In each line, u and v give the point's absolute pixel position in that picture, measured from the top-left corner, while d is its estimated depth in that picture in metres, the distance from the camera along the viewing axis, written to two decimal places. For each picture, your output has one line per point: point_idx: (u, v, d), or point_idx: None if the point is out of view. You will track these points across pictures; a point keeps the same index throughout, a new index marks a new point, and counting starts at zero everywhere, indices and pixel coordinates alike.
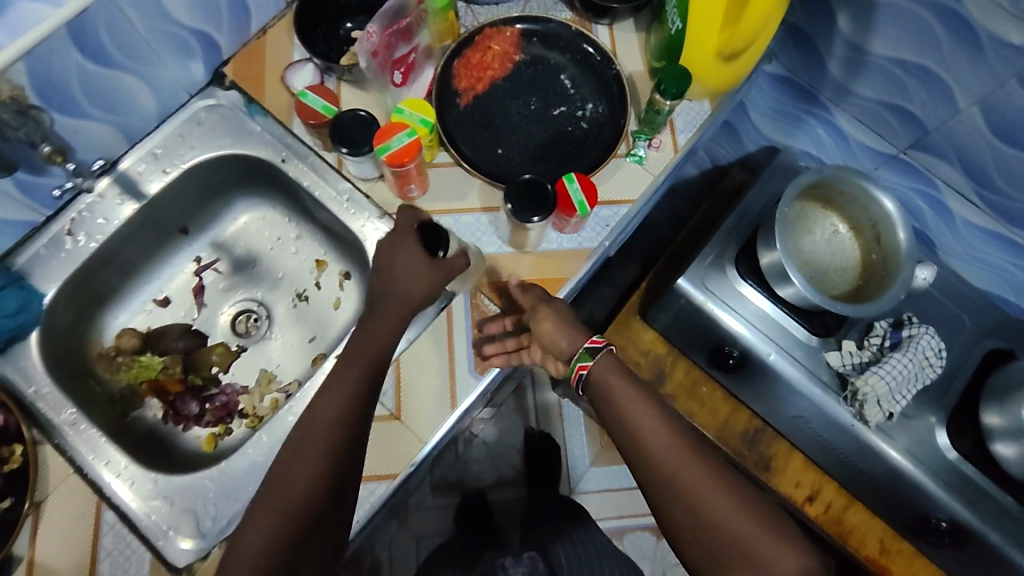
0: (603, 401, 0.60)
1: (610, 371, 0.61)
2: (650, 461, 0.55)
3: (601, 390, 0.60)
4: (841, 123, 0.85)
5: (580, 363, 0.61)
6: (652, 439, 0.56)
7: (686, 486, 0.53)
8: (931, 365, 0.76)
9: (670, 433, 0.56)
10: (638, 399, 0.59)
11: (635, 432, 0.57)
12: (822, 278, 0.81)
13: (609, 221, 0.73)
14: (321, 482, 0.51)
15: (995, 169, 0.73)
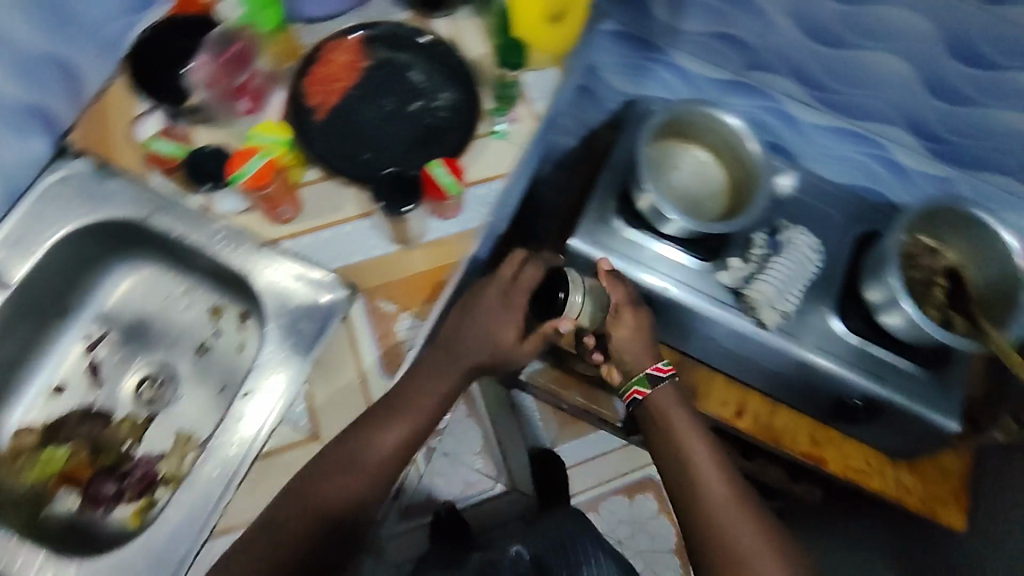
0: (657, 420, 0.77)
1: (670, 401, 0.78)
2: (687, 475, 0.73)
3: (658, 413, 0.77)
4: (682, 62, 0.90)
5: (638, 388, 0.78)
6: (699, 461, 0.73)
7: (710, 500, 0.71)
8: (809, 261, 0.84)
9: (715, 466, 0.73)
10: (690, 426, 0.76)
11: (661, 441, 0.76)
12: (698, 208, 0.88)
13: (487, 199, 0.75)
14: (360, 488, 0.62)
15: (823, 72, 0.81)
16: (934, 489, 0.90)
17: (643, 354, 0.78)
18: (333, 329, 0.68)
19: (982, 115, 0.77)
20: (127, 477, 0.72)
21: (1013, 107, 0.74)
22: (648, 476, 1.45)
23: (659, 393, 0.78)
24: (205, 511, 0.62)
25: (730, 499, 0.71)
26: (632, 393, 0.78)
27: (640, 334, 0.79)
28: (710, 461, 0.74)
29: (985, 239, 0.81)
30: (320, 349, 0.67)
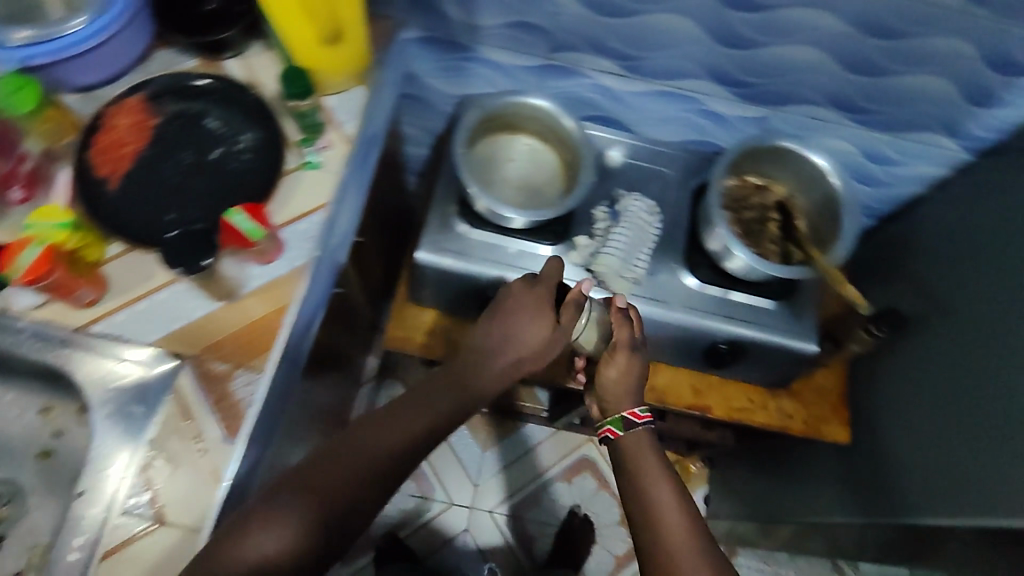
0: (626, 462, 0.72)
1: (643, 446, 0.73)
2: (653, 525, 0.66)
3: (627, 454, 0.72)
4: (491, 56, 0.90)
5: (610, 427, 0.74)
6: (664, 508, 0.66)
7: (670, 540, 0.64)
8: (648, 224, 0.87)
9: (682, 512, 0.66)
10: (659, 473, 0.70)
11: (629, 483, 0.70)
12: (539, 193, 0.88)
13: (309, 233, 0.73)
14: (383, 470, 0.62)
15: (619, 40, 0.82)
16: (816, 406, 0.94)
17: (623, 398, 0.75)
18: (163, 406, 0.66)
19: (771, 55, 0.79)
20: None
21: (792, 41, 0.76)
22: (584, 455, 1.49)
23: (629, 435, 0.73)
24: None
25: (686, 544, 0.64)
26: (604, 431, 0.75)
27: (629, 384, 0.75)
28: (673, 503, 0.67)
29: (802, 166, 0.85)
30: (154, 427, 0.65)
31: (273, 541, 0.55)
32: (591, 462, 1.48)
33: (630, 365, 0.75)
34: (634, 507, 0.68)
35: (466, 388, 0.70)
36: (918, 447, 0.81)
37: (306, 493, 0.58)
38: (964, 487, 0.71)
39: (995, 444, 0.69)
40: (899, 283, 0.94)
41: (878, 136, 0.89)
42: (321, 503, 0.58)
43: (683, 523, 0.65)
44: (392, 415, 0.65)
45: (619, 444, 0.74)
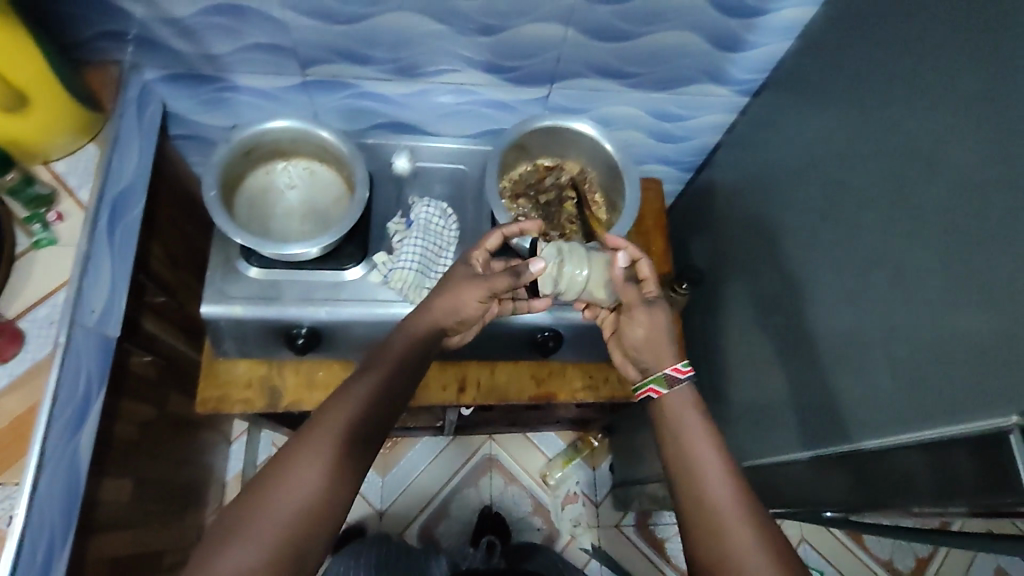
0: (666, 431, 0.62)
1: (686, 405, 0.63)
2: (704, 502, 0.57)
3: (670, 420, 0.63)
4: (245, 84, 0.83)
5: (654, 386, 0.65)
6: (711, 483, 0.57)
7: (723, 516, 0.56)
8: (445, 227, 0.85)
9: (729, 477, 0.58)
10: (707, 439, 0.60)
11: (676, 449, 0.61)
12: (325, 218, 0.83)
13: (53, 317, 0.68)
14: (369, 435, 0.58)
15: (368, 47, 0.78)
16: None
17: (662, 352, 0.67)
18: None
19: (521, 35, 0.77)
20: None
21: (536, 20, 0.74)
22: (486, 455, 1.50)
23: (675, 393, 0.64)
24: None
25: (754, 517, 0.56)
26: (645, 392, 0.66)
27: (667, 337, 0.68)
28: (722, 475, 0.58)
29: (582, 142, 0.86)
30: None
31: (252, 548, 0.51)
32: (493, 460, 1.50)
33: (657, 316, 0.68)
34: (678, 479, 0.60)
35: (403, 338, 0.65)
36: (761, 382, 0.83)
37: (271, 492, 0.53)
38: (792, 421, 0.76)
39: (808, 374, 0.73)
40: (725, 230, 0.97)
41: (658, 97, 0.90)
42: (294, 501, 0.53)
43: (726, 485, 0.57)
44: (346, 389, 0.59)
45: (660, 410, 0.64)
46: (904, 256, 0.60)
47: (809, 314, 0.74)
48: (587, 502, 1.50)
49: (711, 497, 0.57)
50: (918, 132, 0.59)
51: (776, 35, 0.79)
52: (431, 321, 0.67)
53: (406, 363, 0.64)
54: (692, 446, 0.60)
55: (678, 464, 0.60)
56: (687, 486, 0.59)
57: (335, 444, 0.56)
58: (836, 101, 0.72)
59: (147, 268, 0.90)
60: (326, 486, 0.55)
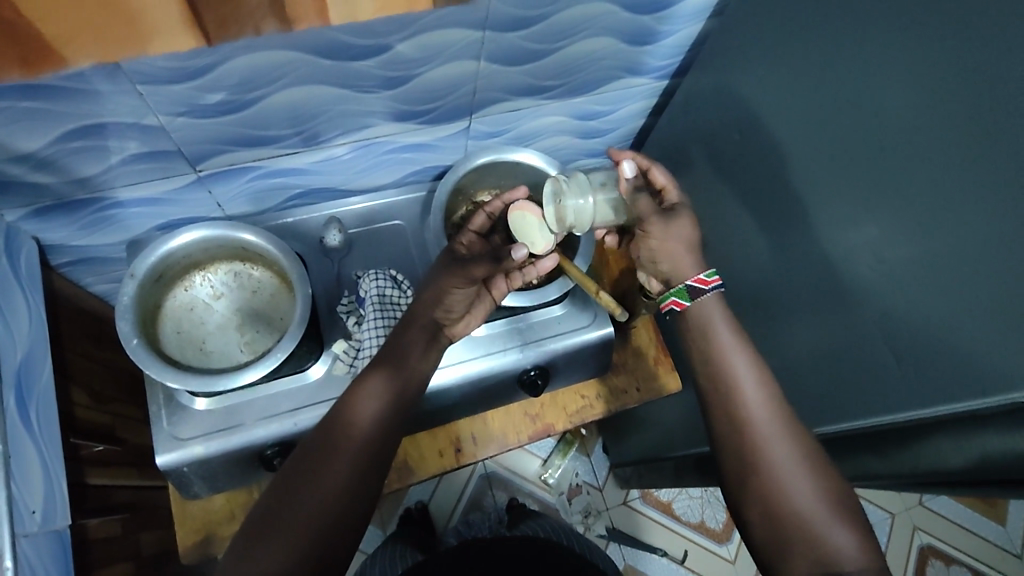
0: (696, 333, 0.66)
1: (715, 312, 0.65)
2: (726, 398, 0.62)
3: (696, 326, 0.66)
4: (130, 196, 0.73)
5: (676, 300, 0.66)
6: (735, 378, 0.62)
7: (750, 414, 0.60)
8: (397, 296, 0.79)
9: (751, 377, 0.62)
10: (734, 340, 0.64)
11: (705, 365, 0.64)
12: (269, 323, 0.74)
13: None
14: (376, 447, 0.63)
15: (264, 129, 0.70)
16: (641, 368, 0.95)
17: (685, 267, 0.66)
18: None
19: (427, 80, 0.71)
20: None
21: (441, 62, 0.69)
22: (481, 474, 1.48)
23: (706, 300, 0.65)
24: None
25: (777, 409, 0.60)
26: (669, 305, 0.67)
27: (692, 248, 0.67)
28: (752, 373, 0.62)
29: (519, 169, 0.84)
30: None
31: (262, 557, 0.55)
32: (491, 478, 1.48)
33: (676, 229, 0.67)
34: (702, 378, 0.64)
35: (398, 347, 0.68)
36: None
37: (290, 516, 0.57)
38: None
39: (783, 357, 0.73)
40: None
41: (580, 99, 0.87)
42: (301, 515, 0.57)
43: (754, 381, 0.62)
44: (353, 400, 0.64)
45: (693, 317, 0.66)
46: (861, 221, 0.59)
47: (780, 303, 0.72)
48: (591, 489, 1.52)
49: (733, 402, 0.61)
50: (849, 103, 0.59)
51: (684, 19, 0.77)
52: (421, 328, 0.69)
53: (410, 369, 0.68)
54: (717, 357, 0.64)
55: (707, 381, 0.64)
56: (712, 381, 0.63)
57: (341, 463, 0.61)
58: (758, 81, 0.71)
59: (79, 419, 0.80)
60: (330, 500, 0.59)
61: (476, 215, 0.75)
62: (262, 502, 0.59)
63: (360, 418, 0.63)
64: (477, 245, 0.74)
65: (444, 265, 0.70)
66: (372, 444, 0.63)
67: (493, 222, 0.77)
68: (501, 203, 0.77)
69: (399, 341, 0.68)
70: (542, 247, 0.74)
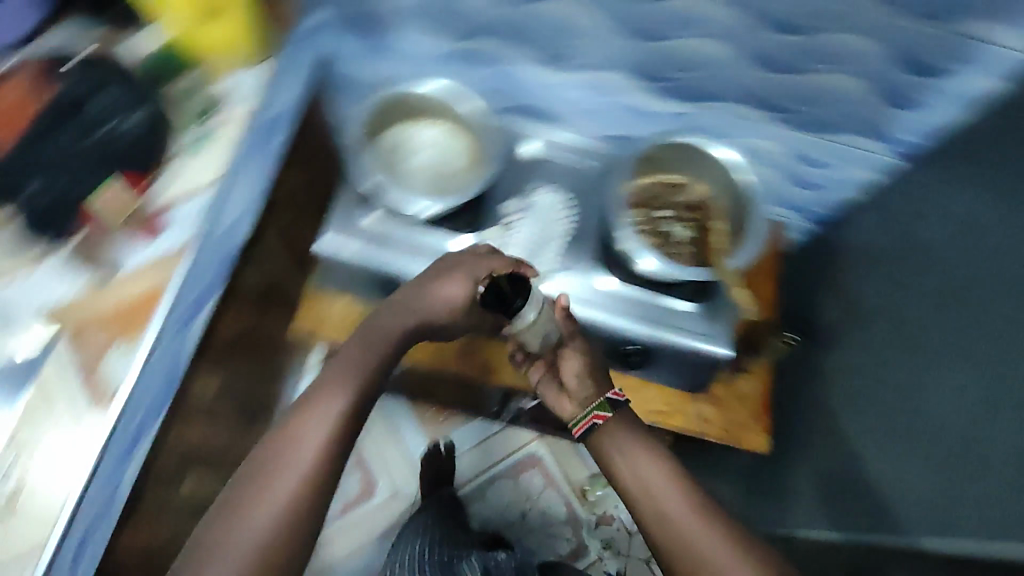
0: (607, 452, 0.71)
1: (614, 434, 0.71)
2: (679, 554, 0.62)
3: (603, 447, 0.71)
4: (405, 42, 0.87)
5: (598, 412, 0.72)
6: (680, 520, 0.64)
7: (700, 548, 0.61)
8: (561, 218, 0.87)
9: (672, 479, 0.67)
10: (645, 459, 0.69)
11: (637, 494, 0.67)
12: (445, 183, 0.84)
13: (194, 216, 0.72)
14: (346, 435, 0.65)
15: (525, 31, 0.80)
16: (734, 414, 0.95)
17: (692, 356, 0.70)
18: (30, 383, 0.65)
19: (674, 50, 0.78)
20: None
21: (696, 35, 0.75)
22: (533, 452, 1.46)
23: (616, 414, 0.72)
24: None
25: (709, 525, 0.63)
26: (592, 418, 0.72)
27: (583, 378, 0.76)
28: (660, 476, 0.67)
29: (716, 167, 0.83)
30: (20, 402, 0.64)
31: (287, 483, 0.60)
32: (536, 458, 1.45)
33: (581, 357, 0.77)
34: (635, 504, 0.67)
35: (421, 316, 0.70)
36: None
37: (295, 446, 0.62)
38: None
39: None
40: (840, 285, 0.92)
41: (803, 138, 0.89)
42: (262, 520, 0.58)
43: (678, 497, 0.65)
44: (308, 412, 0.64)
45: (604, 432, 0.71)
46: None
47: (929, 396, 0.69)
48: (621, 528, 1.41)
49: (661, 513, 0.65)
50: None
51: (945, 98, 0.74)
52: (415, 315, 0.70)
53: (357, 408, 0.66)
54: (618, 465, 0.69)
55: (667, 537, 0.64)
56: (642, 500, 0.67)
57: (318, 435, 0.63)
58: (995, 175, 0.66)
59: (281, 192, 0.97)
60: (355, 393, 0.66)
61: (644, 197, 0.86)
62: (227, 487, 0.61)
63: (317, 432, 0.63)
64: (647, 202, 0.86)
65: (475, 260, 0.72)
66: (367, 374, 0.68)
67: (653, 197, 0.86)
68: (649, 190, 0.86)
69: (354, 352, 0.69)
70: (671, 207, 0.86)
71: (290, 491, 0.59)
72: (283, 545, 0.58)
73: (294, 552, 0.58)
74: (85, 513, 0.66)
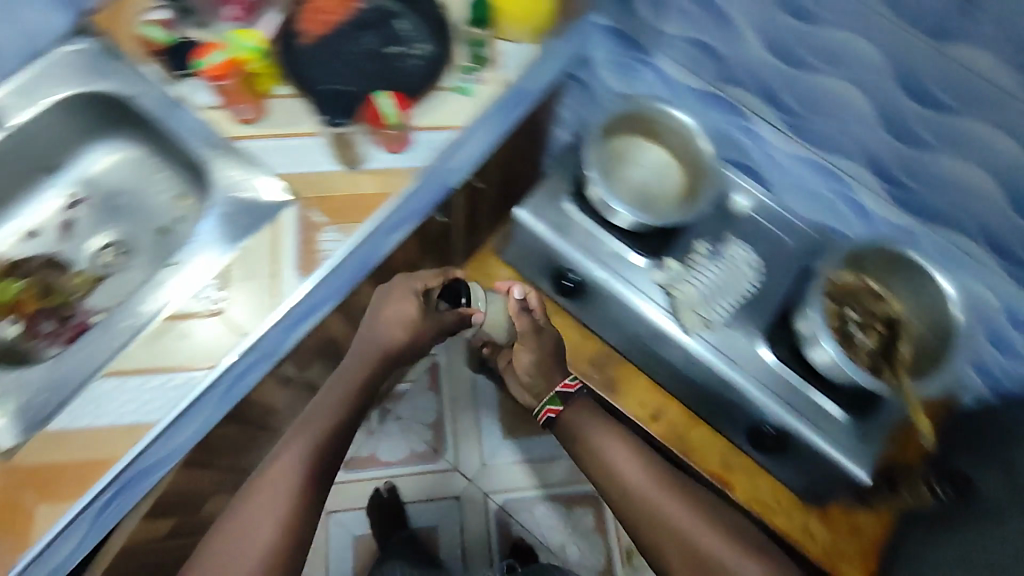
0: (574, 433, 0.93)
1: (579, 416, 0.93)
2: (631, 498, 0.86)
3: (570, 425, 0.93)
4: (664, 66, 0.91)
5: (550, 407, 0.94)
6: (627, 470, 0.88)
7: (650, 494, 0.86)
8: (746, 277, 0.84)
9: (639, 466, 0.88)
10: (608, 436, 0.91)
11: (590, 460, 0.91)
12: (647, 201, 0.87)
13: (437, 145, 0.79)
14: (315, 464, 0.81)
15: (788, 95, 0.81)
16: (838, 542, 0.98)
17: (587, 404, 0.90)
18: (260, 228, 0.73)
19: (933, 162, 0.76)
20: (67, 320, 0.78)
21: (966, 155, 0.72)
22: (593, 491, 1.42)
23: (572, 410, 0.94)
24: (85, 375, 0.66)
25: (660, 484, 0.87)
26: (546, 411, 0.94)
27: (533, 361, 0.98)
28: (626, 458, 0.89)
29: (930, 292, 0.78)
30: (246, 240, 0.73)
31: (265, 534, 0.75)
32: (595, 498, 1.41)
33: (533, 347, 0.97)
34: (603, 480, 0.90)
35: (380, 343, 0.89)
36: None
37: (254, 495, 0.78)
38: None
39: None
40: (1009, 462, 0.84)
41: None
42: (256, 546, 0.74)
43: (638, 466, 0.88)
44: (267, 467, 0.80)
45: (568, 417, 0.94)
46: None
47: None
48: None
49: (620, 477, 0.88)
50: None
51: None
52: (379, 347, 0.89)
53: (324, 453, 0.82)
54: (599, 454, 0.90)
55: (613, 487, 0.89)
56: (605, 476, 0.89)
57: (279, 483, 0.78)
58: None
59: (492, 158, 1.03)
60: (306, 462, 0.81)
61: (843, 289, 0.82)
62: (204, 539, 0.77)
63: (288, 465, 0.80)
64: (843, 294, 0.82)
65: (408, 281, 0.92)
66: (339, 426, 0.85)
67: (852, 293, 0.83)
68: (849, 286, 0.83)
69: (314, 417, 0.85)
70: (864, 311, 0.82)
71: (273, 534, 0.75)
72: (281, 561, 0.75)
73: (293, 552, 0.76)
74: (248, 361, 0.70)
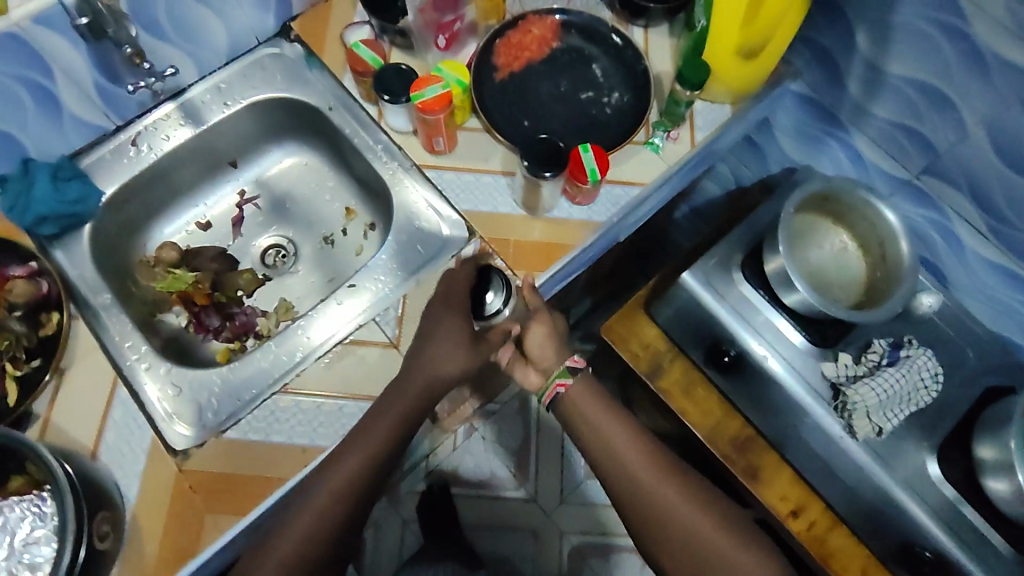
0: (576, 411, 0.69)
1: (584, 394, 0.70)
2: (638, 497, 0.64)
3: (573, 403, 0.70)
4: (859, 145, 0.86)
5: (558, 380, 0.70)
6: (625, 449, 0.66)
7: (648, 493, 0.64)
8: (926, 387, 0.79)
9: (631, 435, 0.68)
10: (606, 410, 0.69)
11: (588, 434, 0.68)
12: (824, 289, 0.83)
13: (618, 201, 0.77)
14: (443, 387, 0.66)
15: (1006, 204, 0.75)
16: None
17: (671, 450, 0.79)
18: (441, 262, 0.73)
19: None
20: (231, 318, 0.80)
21: None
22: None
23: (578, 385, 0.70)
24: (265, 386, 0.68)
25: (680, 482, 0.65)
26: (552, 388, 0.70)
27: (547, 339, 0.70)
28: (624, 431, 0.68)
29: None
30: (426, 274, 0.72)
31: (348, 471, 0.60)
32: None
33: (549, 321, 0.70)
34: (614, 482, 0.66)
35: (431, 373, 0.64)
36: None
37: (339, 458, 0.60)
38: None
39: None
40: None
41: None
42: (337, 490, 0.59)
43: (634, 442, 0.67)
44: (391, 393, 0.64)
45: (571, 401, 0.70)
46: None
47: None
48: None
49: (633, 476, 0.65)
50: None
51: None
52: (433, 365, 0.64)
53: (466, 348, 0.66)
54: (593, 426, 0.68)
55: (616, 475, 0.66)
56: (608, 461, 0.66)
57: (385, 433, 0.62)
58: None
59: None
60: (397, 428, 0.62)
61: None
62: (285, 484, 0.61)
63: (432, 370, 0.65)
64: None
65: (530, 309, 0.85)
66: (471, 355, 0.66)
67: None
68: None
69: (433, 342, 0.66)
70: None
71: (361, 467, 0.60)
72: (347, 505, 0.59)
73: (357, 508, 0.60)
74: None
